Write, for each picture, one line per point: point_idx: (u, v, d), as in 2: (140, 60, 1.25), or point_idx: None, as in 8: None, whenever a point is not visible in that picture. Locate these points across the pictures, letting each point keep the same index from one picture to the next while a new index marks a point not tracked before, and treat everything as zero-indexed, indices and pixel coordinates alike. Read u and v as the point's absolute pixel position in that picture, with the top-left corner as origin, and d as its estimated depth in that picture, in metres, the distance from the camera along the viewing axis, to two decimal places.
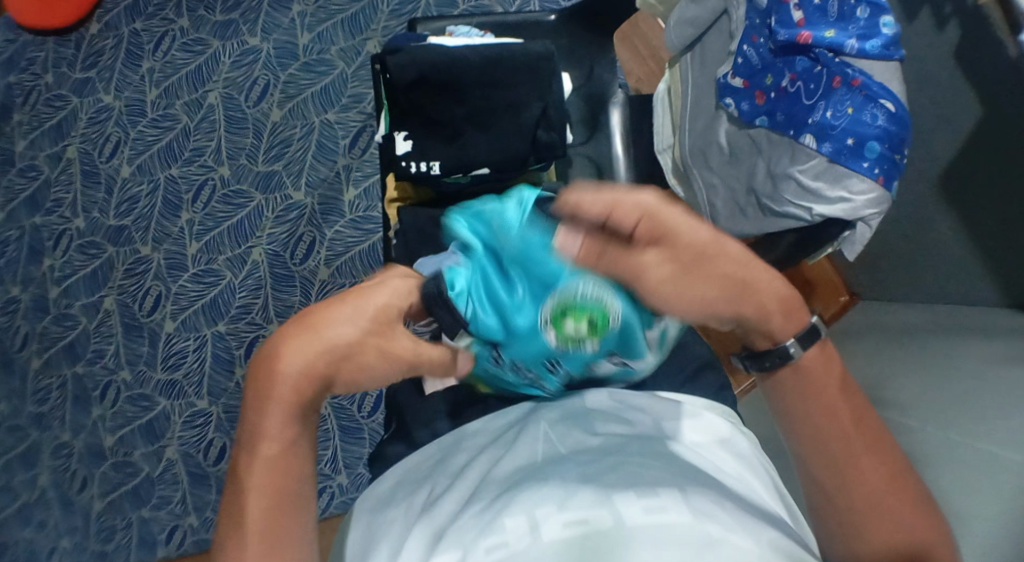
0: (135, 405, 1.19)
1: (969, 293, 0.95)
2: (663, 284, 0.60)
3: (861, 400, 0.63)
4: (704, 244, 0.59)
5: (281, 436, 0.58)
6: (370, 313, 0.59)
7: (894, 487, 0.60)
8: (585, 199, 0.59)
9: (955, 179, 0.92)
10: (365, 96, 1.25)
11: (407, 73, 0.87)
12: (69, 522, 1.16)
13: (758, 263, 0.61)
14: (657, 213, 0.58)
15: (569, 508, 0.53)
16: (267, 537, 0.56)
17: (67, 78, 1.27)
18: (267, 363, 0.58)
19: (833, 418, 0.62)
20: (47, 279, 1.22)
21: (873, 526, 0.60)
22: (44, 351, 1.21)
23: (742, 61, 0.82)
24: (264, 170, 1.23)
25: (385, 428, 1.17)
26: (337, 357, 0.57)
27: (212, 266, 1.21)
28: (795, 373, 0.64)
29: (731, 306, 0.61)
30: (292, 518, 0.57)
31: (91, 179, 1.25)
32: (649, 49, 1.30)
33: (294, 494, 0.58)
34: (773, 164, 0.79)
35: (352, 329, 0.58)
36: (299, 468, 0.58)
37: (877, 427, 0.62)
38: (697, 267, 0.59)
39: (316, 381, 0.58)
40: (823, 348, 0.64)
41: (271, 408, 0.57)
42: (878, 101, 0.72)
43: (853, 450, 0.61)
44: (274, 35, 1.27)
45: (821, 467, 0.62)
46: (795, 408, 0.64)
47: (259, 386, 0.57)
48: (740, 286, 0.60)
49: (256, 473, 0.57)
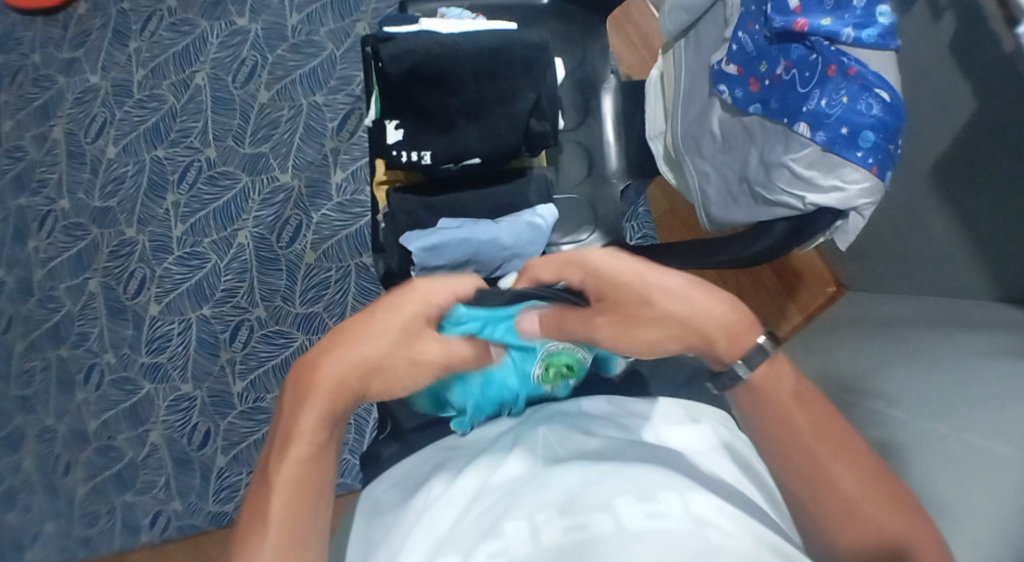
0: (119, 389, 1.18)
1: (958, 284, 0.94)
2: (613, 337, 0.61)
3: (823, 407, 0.61)
4: (635, 290, 0.60)
5: (313, 438, 0.58)
6: (409, 316, 0.60)
7: (872, 492, 0.58)
8: (539, 267, 0.66)
9: (946, 170, 0.92)
10: (354, 79, 1.24)
11: (402, 64, 0.84)
12: (52, 507, 1.15)
13: (699, 290, 0.60)
14: (592, 268, 0.62)
15: (571, 513, 0.52)
16: (286, 542, 0.55)
17: (53, 58, 1.26)
18: (312, 366, 0.59)
19: (795, 429, 0.60)
20: (32, 261, 1.21)
21: (854, 536, 0.57)
22: (29, 334, 1.19)
23: (737, 47, 0.81)
24: (251, 153, 1.22)
25: (371, 414, 1.16)
26: (372, 364, 0.59)
27: (197, 248, 1.20)
28: (749, 393, 0.62)
29: (680, 344, 0.61)
30: (309, 523, 0.57)
31: (77, 160, 1.23)
32: (641, 35, 1.29)
33: (315, 499, 0.57)
34: (766, 152, 0.79)
35: (388, 337, 0.59)
36: (324, 472, 0.59)
37: (842, 431, 0.60)
38: (635, 315, 0.60)
39: (351, 388, 0.59)
40: (774, 364, 0.61)
41: (307, 410, 0.58)
42: (874, 91, 0.71)
43: (820, 459, 0.59)
44: (263, 16, 1.26)
45: (795, 479, 0.60)
46: (759, 423, 0.62)
47: (301, 386, 0.59)
48: (679, 324, 0.60)
49: (284, 472, 0.57)
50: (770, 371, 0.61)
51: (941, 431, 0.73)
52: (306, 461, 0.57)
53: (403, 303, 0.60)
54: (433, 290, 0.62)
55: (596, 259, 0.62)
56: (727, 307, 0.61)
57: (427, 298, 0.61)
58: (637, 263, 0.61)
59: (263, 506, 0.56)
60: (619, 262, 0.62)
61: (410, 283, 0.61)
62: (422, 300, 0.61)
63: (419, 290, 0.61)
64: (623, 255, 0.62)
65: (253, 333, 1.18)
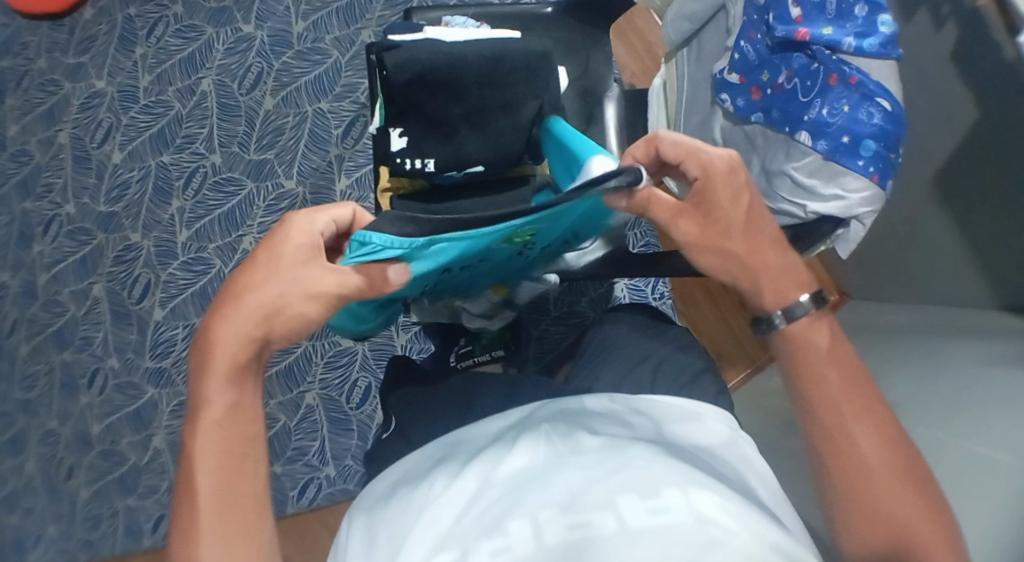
0: (123, 393, 1.18)
1: (962, 293, 0.95)
2: (691, 239, 0.69)
3: (855, 366, 0.67)
4: (730, 215, 0.67)
5: (224, 401, 0.62)
6: (287, 258, 0.63)
7: (890, 460, 0.63)
8: (665, 143, 0.66)
9: (949, 178, 0.92)
10: (359, 86, 1.25)
11: (405, 73, 0.84)
12: (54, 509, 1.15)
13: (773, 249, 0.69)
14: (713, 175, 0.66)
15: (573, 510, 0.53)
16: (217, 504, 0.60)
17: (60, 63, 1.26)
18: (207, 330, 0.63)
19: (827, 387, 0.66)
20: (36, 265, 1.21)
21: (864, 492, 0.63)
22: (32, 338, 1.20)
23: (739, 56, 0.81)
24: (256, 159, 1.23)
25: (373, 421, 1.16)
26: (273, 317, 0.63)
27: (202, 254, 1.21)
28: (787, 341, 0.69)
29: (733, 277, 0.70)
30: (240, 485, 0.61)
31: (83, 165, 1.24)
32: (644, 44, 1.30)
33: (239, 454, 0.62)
34: (768, 160, 0.79)
35: (272, 288, 0.63)
36: (241, 429, 0.62)
37: (868, 392, 0.66)
38: (717, 237, 0.68)
39: (253, 345, 0.63)
40: (812, 319, 0.68)
41: (210, 375, 0.62)
42: (874, 99, 0.72)
43: (846, 416, 0.65)
44: (269, 23, 1.27)
45: (817, 436, 0.65)
46: (800, 377, 0.68)
47: (201, 357, 0.62)
48: (749, 264, 0.69)
49: (202, 438, 0.61)
50: (809, 327, 0.68)
51: (944, 438, 0.73)
52: (221, 425, 0.61)
53: (281, 243, 0.64)
54: (309, 224, 0.65)
55: (719, 174, 0.66)
56: (787, 269, 0.70)
57: (306, 233, 0.65)
58: (747, 201, 0.67)
59: (190, 476, 0.61)
60: (734, 195, 0.67)
61: (282, 222, 0.65)
62: (295, 238, 0.64)
63: (287, 226, 0.65)
64: (741, 187, 0.67)
65: None
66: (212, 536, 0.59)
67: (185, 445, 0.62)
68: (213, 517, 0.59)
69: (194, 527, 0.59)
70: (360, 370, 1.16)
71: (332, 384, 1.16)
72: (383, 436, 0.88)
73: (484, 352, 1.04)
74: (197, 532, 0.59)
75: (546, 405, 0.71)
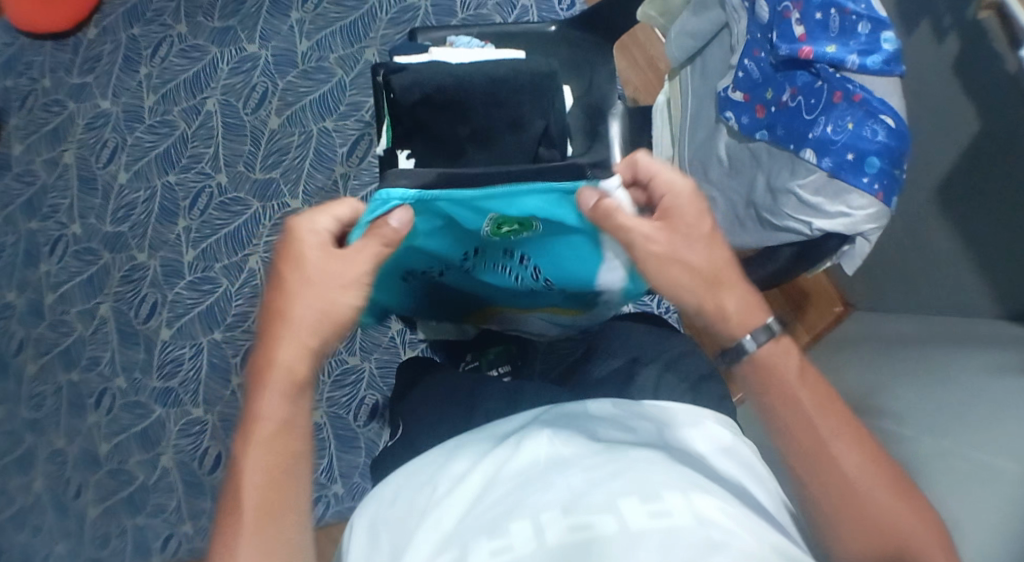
0: (131, 413, 1.18)
1: (964, 303, 0.96)
2: (656, 251, 0.66)
3: (824, 386, 0.67)
4: (696, 233, 0.67)
5: (280, 414, 0.63)
6: (315, 262, 0.64)
7: (874, 472, 0.62)
8: (646, 164, 0.68)
9: (952, 189, 0.92)
10: (363, 105, 1.25)
11: (411, 94, 0.86)
12: (63, 527, 1.15)
13: (733, 270, 0.69)
14: (683, 198, 0.67)
15: (574, 512, 0.55)
16: (263, 520, 0.59)
17: (64, 83, 1.28)
18: (261, 346, 0.65)
19: (800, 406, 0.65)
20: (43, 284, 1.22)
21: (853, 505, 0.61)
22: (40, 357, 1.20)
23: (743, 75, 0.82)
24: (262, 178, 1.23)
25: (381, 438, 1.17)
26: (322, 324, 0.65)
27: (208, 273, 1.21)
28: (754, 367, 0.68)
29: (698, 300, 0.68)
30: (287, 497, 0.61)
31: (88, 185, 1.25)
32: (647, 59, 1.31)
33: (288, 467, 0.62)
34: (773, 178, 0.79)
35: (313, 296, 0.64)
36: (292, 444, 0.63)
37: (840, 408, 0.65)
38: (681, 253, 0.67)
39: (304, 356, 0.64)
40: (779, 344, 0.68)
41: (263, 388, 0.63)
42: (878, 117, 0.71)
43: (823, 434, 0.64)
44: (273, 42, 1.27)
45: (797, 457, 0.64)
46: (771, 401, 0.67)
47: (258, 373, 0.64)
48: (713, 286, 0.68)
49: (254, 451, 0.61)
50: (773, 350, 0.68)
51: (949, 447, 0.73)
52: (273, 437, 0.62)
53: (305, 250, 0.65)
54: (317, 225, 0.66)
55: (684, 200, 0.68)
56: (745, 294, 0.69)
57: (323, 237, 0.66)
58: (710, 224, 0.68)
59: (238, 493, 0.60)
60: (698, 216, 0.68)
61: (291, 227, 0.65)
62: (317, 242, 0.65)
63: (307, 232, 0.65)
64: (704, 212, 0.68)
65: None
66: (257, 550, 0.58)
67: (236, 459, 0.62)
68: (258, 529, 0.59)
69: (237, 542, 0.58)
70: (368, 387, 1.17)
71: (341, 400, 1.16)
72: (388, 445, 0.87)
73: (490, 368, 1.01)
74: (239, 547, 0.58)
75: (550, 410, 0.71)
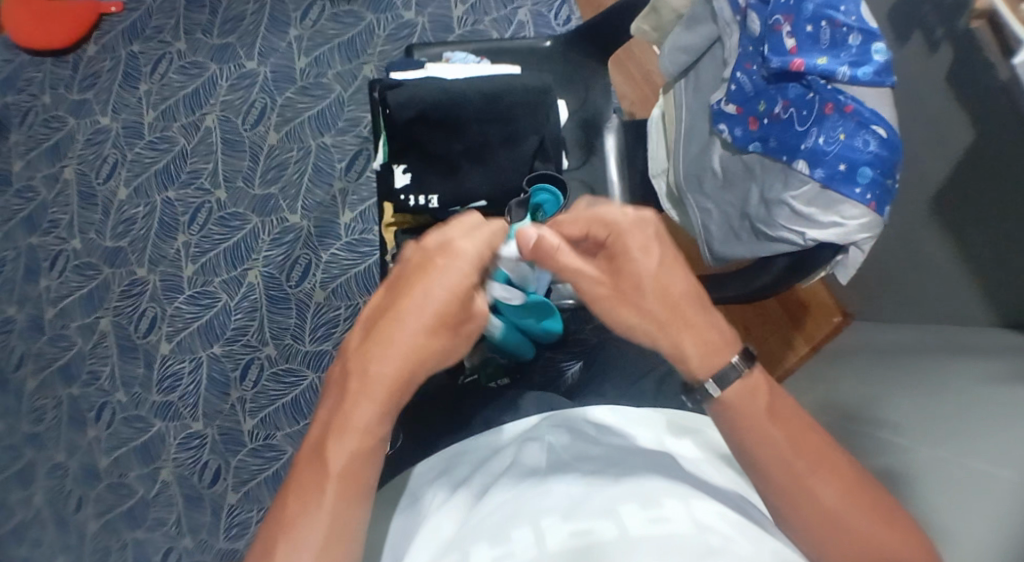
0: (130, 427, 1.18)
1: (962, 314, 0.95)
2: (604, 295, 0.64)
3: (798, 417, 0.60)
4: (642, 274, 0.62)
5: (376, 434, 0.57)
6: (458, 282, 0.59)
7: (856, 501, 0.57)
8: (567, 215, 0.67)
9: (948, 196, 0.93)
10: (361, 120, 1.25)
11: (407, 111, 0.87)
12: (63, 542, 1.14)
13: (694, 305, 0.63)
14: (621, 234, 0.63)
15: (574, 518, 0.56)
16: (328, 536, 0.54)
17: (65, 99, 1.30)
18: (369, 353, 0.58)
19: (776, 444, 0.59)
20: (44, 299, 1.23)
21: (840, 543, 0.56)
22: (40, 371, 1.21)
23: (735, 88, 0.82)
24: (260, 194, 1.24)
25: None
26: (436, 354, 0.59)
27: (207, 288, 1.21)
28: (722, 409, 0.61)
29: (653, 344, 0.63)
30: (352, 519, 0.55)
31: (88, 201, 1.26)
32: (643, 73, 1.32)
33: (365, 490, 0.56)
34: (766, 189, 0.80)
35: (440, 316, 0.59)
36: (375, 469, 0.57)
37: (816, 439, 0.59)
38: (627, 297, 0.63)
39: (409, 384, 0.59)
40: (748, 380, 0.61)
41: (366, 402, 0.57)
42: (870, 127, 0.72)
43: (800, 470, 0.58)
44: (272, 59, 1.29)
45: (778, 498, 0.58)
46: (736, 441, 0.60)
47: (360, 382, 0.57)
48: (668, 324, 0.62)
49: (338, 461, 0.56)
50: (745, 385, 0.61)
51: (948, 457, 0.73)
52: (362, 454, 0.56)
53: (453, 265, 0.60)
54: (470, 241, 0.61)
55: (625, 232, 0.63)
56: (708, 327, 0.63)
57: (473, 257, 0.61)
58: (659, 254, 0.63)
59: (309, 504, 0.55)
60: (645, 247, 0.63)
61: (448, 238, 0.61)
62: (463, 260, 0.60)
63: (461, 247, 0.60)
64: (651, 244, 0.63)
65: (263, 371, 1.18)
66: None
67: (312, 463, 0.56)
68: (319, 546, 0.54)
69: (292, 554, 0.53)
70: None
71: None
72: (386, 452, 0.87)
73: (490, 380, 0.89)
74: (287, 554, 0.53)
75: (547, 418, 0.71)
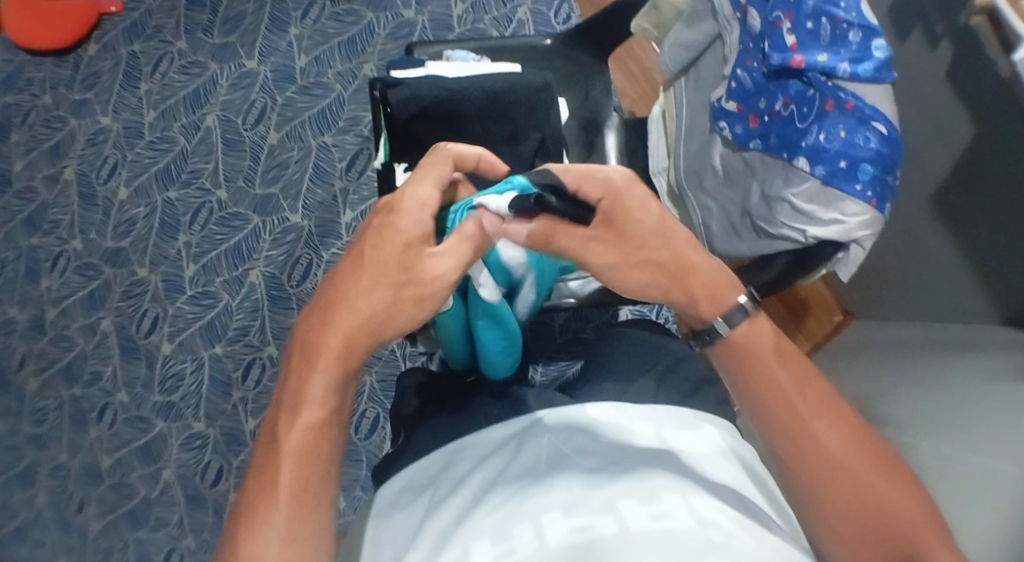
0: (132, 427, 1.18)
1: (964, 309, 0.94)
2: (610, 260, 0.65)
3: (803, 363, 0.63)
4: (648, 229, 0.64)
5: (327, 402, 0.58)
6: (400, 241, 0.61)
7: (858, 450, 0.58)
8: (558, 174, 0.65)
9: (950, 192, 0.93)
10: (361, 119, 1.25)
11: (408, 108, 0.88)
12: (65, 542, 1.15)
13: (695, 249, 0.66)
14: (618, 192, 0.64)
15: (574, 514, 0.56)
16: (293, 508, 0.54)
17: (66, 99, 1.30)
18: (317, 320, 0.59)
19: (780, 387, 0.61)
20: (45, 300, 1.23)
21: (841, 488, 0.57)
22: (42, 372, 1.21)
23: (736, 84, 0.82)
24: (261, 194, 1.24)
25: (382, 450, 1.18)
26: (386, 314, 0.59)
27: (209, 288, 1.21)
28: (729, 350, 0.64)
29: (665, 294, 0.65)
30: (313, 492, 0.56)
31: (89, 201, 1.26)
32: (644, 71, 1.32)
33: (325, 463, 0.57)
34: (767, 186, 0.79)
35: (387, 277, 0.59)
36: (333, 440, 0.58)
37: (822, 388, 0.61)
38: (637, 251, 0.64)
39: (359, 345, 0.59)
40: (755, 323, 0.64)
41: (315, 367, 0.58)
42: (870, 124, 0.72)
43: (803, 414, 0.60)
44: (272, 58, 1.29)
45: (782, 442, 0.60)
46: (741, 384, 0.63)
47: (309, 348, 0.59)
48: (678, 272, 0.65)
49: (294, 434, 0.56)
50: (749, 330, 0.63)
51: (949, 454, 0.73)
52: (315, 425, 0.57)
53: (399, 226, 0.61)
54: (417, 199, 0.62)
55: (620, 189, 0.64)
56: (714, 270, 0.66)
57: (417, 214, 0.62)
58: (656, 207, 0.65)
59: (268, 483, 0.55)
60: (642, 203, 0.64)
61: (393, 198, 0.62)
62: (421, 213, 0.62)
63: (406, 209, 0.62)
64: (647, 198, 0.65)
65: (264, 372, 1.18)
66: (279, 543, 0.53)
67: (271, 438, 0.57)
68: (284, 522, 0.54)
69: (261, 537, 0.53)
70: (368, 402, 1.19)
71: None
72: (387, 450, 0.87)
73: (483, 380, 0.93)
74: (256, 534, 0.54)
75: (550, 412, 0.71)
